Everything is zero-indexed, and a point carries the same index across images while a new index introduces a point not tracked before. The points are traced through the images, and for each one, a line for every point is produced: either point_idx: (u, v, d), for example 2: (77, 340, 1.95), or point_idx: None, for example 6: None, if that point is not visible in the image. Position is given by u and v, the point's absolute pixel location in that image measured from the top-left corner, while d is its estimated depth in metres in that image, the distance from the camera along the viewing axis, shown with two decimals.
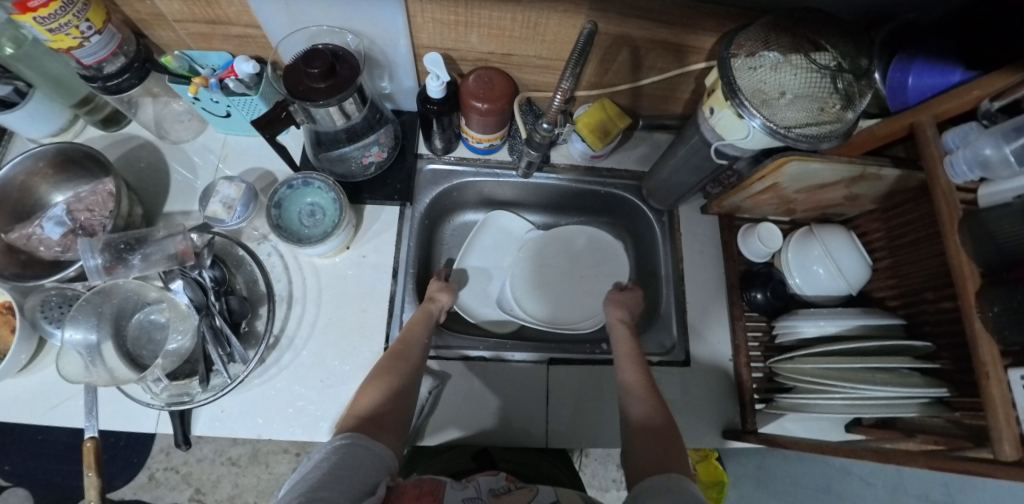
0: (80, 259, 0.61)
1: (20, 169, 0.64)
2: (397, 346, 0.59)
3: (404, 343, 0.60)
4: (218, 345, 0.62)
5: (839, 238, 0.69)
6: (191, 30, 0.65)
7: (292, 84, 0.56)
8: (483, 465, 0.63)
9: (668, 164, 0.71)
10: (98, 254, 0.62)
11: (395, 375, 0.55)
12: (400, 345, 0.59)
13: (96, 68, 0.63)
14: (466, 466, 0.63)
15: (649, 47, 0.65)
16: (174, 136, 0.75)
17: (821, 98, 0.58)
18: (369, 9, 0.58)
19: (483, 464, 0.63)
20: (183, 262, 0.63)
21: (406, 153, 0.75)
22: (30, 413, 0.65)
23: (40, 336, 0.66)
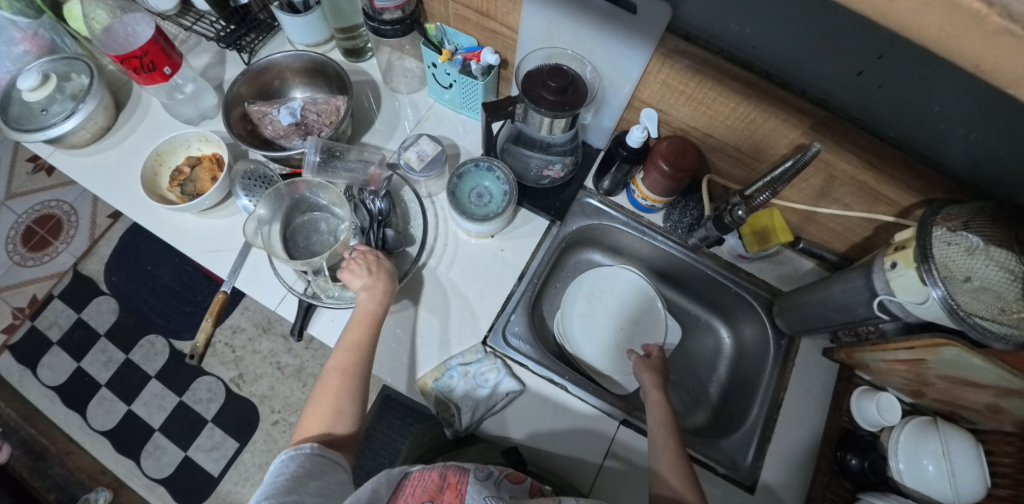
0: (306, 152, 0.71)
1: (286, 61, 0.78)
2: (343, 354, 0.60)
3: (349, 347, 0.60)
4: None
5: (964, 444, 0.65)
6: (458, 12, 0.76)
7: (528, 87, 0.65)
8: (513, 462, 0.63)
9: (817, 295, 0.71)
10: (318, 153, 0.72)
11: (344, 396, 0.57)
12: (347, 356, 0.60)
13: (378, 12, 0.74)
14: (495, 459, 0.63)
15: (845, 181, 0.67)
16: (394, 85, 0.86)
17: (1008, 300, 0.56)
18: (616, 52, 0.66)
19: (513, 461, 0.63)
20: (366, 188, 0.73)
21: (573, 183, 0.81)
22: (192, 248, 0.76)
23: (228, 192, 0.78)
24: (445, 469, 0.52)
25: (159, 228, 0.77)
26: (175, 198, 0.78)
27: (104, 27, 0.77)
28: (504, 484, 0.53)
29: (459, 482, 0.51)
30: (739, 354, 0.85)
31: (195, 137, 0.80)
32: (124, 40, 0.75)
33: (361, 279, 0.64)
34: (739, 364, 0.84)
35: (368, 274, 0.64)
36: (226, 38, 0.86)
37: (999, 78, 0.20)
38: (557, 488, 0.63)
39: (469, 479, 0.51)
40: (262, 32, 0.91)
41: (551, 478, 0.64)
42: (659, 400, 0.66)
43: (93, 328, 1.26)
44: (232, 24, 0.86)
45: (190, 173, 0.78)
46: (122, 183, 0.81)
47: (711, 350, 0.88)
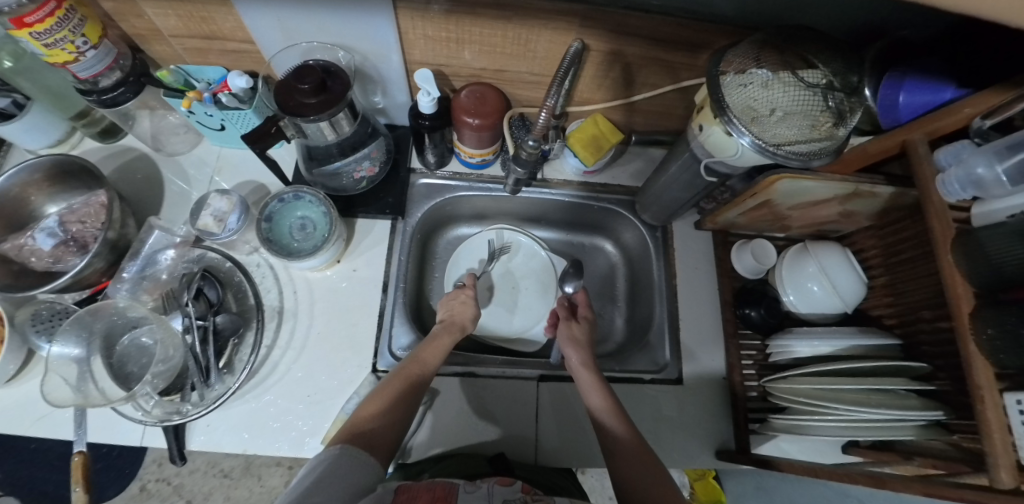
0: (118, 294, 0.65)
1: (18, 179, 0.65)
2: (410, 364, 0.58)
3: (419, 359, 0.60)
4: (201, 363, 0.62)
5: (834, 254, 0.68)
6: (187, 46, 0.66)
7: (283, 99, 0.57)
8: (499, 468, 0.60)
9: (662, 181, 0.70)
10: (123, 288, 0.66)
11: (393, 410, 0.53)
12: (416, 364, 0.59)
13: (92, 82, 0.63)
14: (481, 469, 0.59)
15: (640, 63, 0.65)
16: (170, 148, 0.76)
17: (812, 115, 0.57)
18: (362, 25, 0.59)
19: (499, 469, 0.60)
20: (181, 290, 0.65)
21: (399, 168, 0.75)
22: (21, 424, 0.64)
23: (30, 348, 0.66)
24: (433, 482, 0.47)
25: None
26: None
27: None
28: (496, 491, 0.48)
29: (450, 493, 0.46)
30: (629, 261, 0.85)
31: None
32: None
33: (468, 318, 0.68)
34: (632, 269, 0.85)
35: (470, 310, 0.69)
36: None
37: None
38: (546, 488, 0.60)
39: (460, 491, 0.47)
40: None
41: (537, 478, 0.61)
42: (590, 378, 0.61)
43: None
44: None
45: None
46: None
47: (607, 268, 0.87)
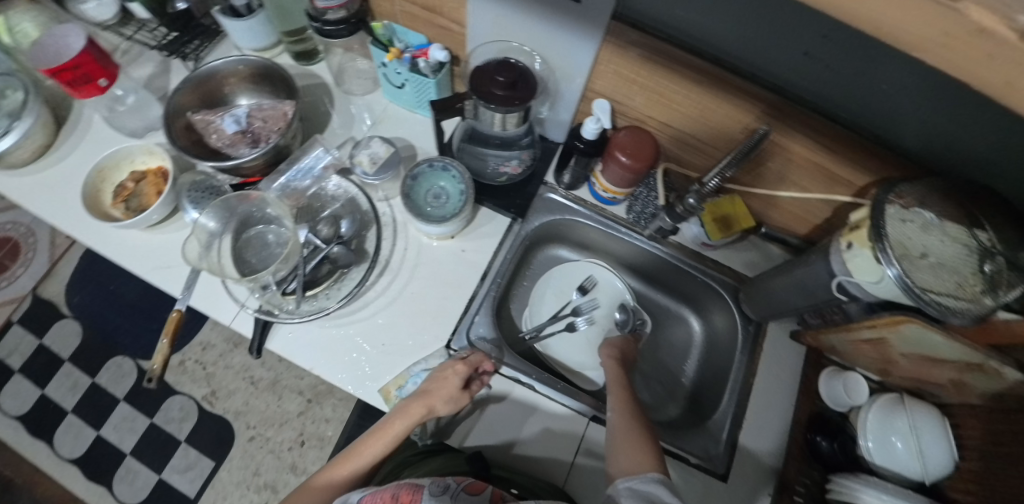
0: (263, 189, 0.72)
1: (227, 68, 0.75)
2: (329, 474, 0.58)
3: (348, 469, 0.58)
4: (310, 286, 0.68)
5: (927, 419, 0.66)
6: (406, 10, 0.73)
7: (476, 83, 0.62)
8: (477, 469, 0.59)
9: (781, 280, 0.70)
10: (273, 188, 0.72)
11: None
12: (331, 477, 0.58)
13: (321, 12, 0.71)
14: (458, 468, 0.59)
15: (801, 165, 0.66)
16: (348, 87, 0.84)
17: (964, 274, 0.55)
18: (566, 43, 0.64)
19: (477, 469, 0.59)
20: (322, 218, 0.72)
21: (534, 178, 0.78)
22: (142, 266, 0.73)
23: (176, 206, 0.75)
24: (399, 488, 0.52)
25: (105, 246, 0.74)
26: (120, 215, 0.75)
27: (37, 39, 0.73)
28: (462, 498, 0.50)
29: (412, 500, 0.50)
30: (710, 342, 0.85)
31: (140, 150, 0.77)
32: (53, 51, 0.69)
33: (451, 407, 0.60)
34: (711, 353, 0.84)
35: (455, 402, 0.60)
36: (168, 45, 0.84)
37: (903, 39, 0.18)
38: (523, 491, 0.59)
39: (423, 497, 0.51)
40: (207, 38, 0.87)
41: (517, 480, 0.61)
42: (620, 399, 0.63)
43: (56, 354, 1.21)
44: (175, 30, 0.85)
45: (136, 188, 0.75)
46: (66, 204, 0.77)
47: (683, 341, 0.87)
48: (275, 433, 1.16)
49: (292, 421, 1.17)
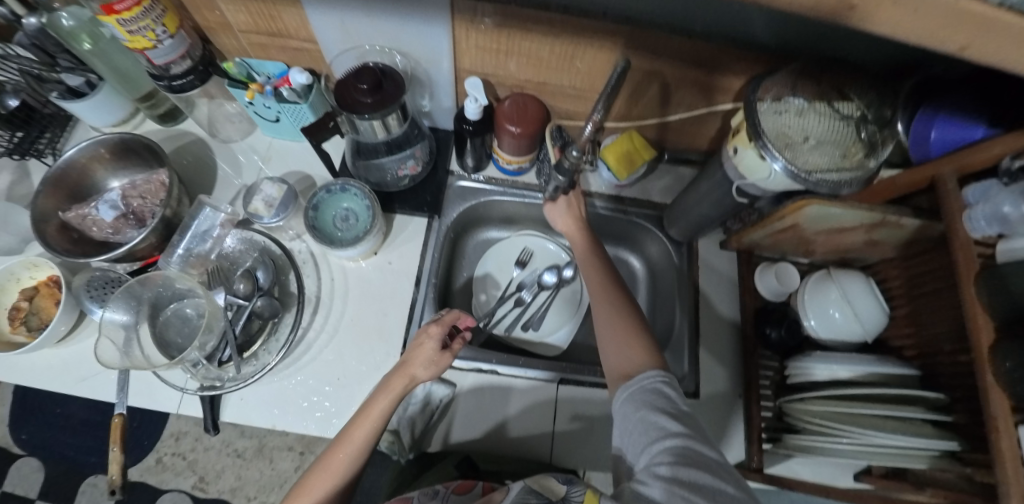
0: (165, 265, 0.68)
1: (85, 153, 0.70)
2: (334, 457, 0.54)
3: (348, 449, 0.54)
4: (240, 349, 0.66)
5: (857, 283, 0.71)
6: (252, 40, 0.69)
7: (341, 95, 0.59)
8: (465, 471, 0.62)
9: (692, 198, 0.73)
10: (174, 260, 0.69)
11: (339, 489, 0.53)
12: (335, 463, 0.54)
13: (164, 68, 0.66)
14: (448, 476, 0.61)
15: (679, 85, 0.68)
16: (224, 135, 0.80)
17: (844, 145, 0.59)
18: (419, 32, 0.62)
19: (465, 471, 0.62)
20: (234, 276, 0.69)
21: (439, 169, 0.78)
22: (66, 383, 0.68)
23: (81, 310, 0.70)
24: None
25: (18, 375, 0.68)
26: (25, 338, 0.70)
27: None
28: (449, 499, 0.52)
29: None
30: (652, 274, 0.88)
31: (22, 266, 0.70)
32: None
33: (428, 372, 0.59)
34: (656, 283, 0.87)
35: (436, 364, 0.59)
36: (17, 146, 0.75)
37: None
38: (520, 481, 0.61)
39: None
40: (59, 126, 0.80)
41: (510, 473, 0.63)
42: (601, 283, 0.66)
43: (22, 496, 1.14)
44: (19, 128, 0.75)
45: (31, 306, 0.70)
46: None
47: (628, 279, 0.90)
48: (278, 497, 1.14)
49: (292, 478, 1.15)
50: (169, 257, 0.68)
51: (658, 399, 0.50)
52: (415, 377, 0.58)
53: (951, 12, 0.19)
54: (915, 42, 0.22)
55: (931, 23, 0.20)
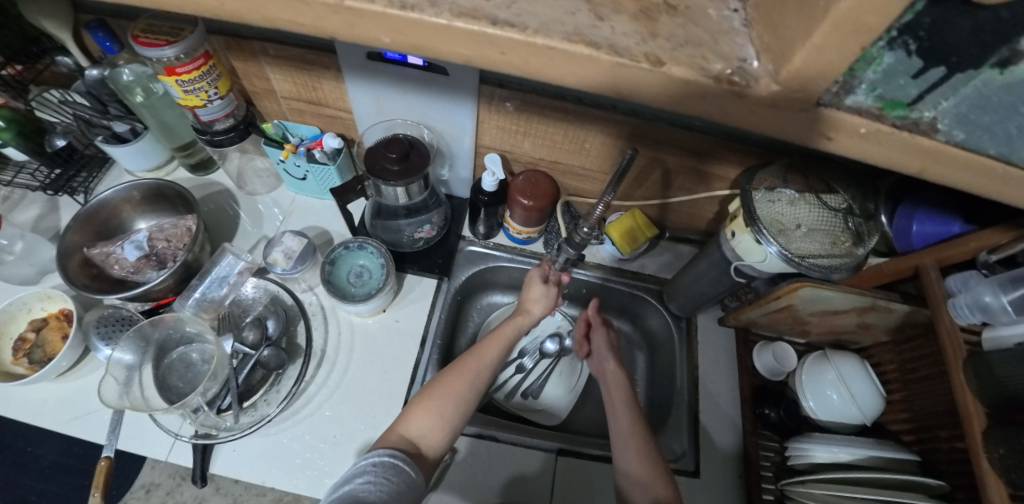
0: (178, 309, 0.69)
1: (118, 195, 0.73)
2: (455, 375, 0.61)
3: (470, 368, 0.63)
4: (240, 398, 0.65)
5: (851, 366, 0.73)
6: (292, 106, 0.76)
7: (371, 162, 0.64)
8: None
9: (691, 274, 0.76)
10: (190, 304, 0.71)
11: (457, 400, 0.59)
12: (460, 379, 0.61)
13: (208, 124, 0.72)
14: None
15: (679, 171, 0.74)
16: (250, 188, 0.84)
17: (834, 233, 0.63)
18: (447, 111, 0.69)
19: None
20: (243, 324, 0.70)
21: (451, 235, 0.82)
22: (57, 420, 0.67)
23: (86, 346, 0.70)
24: None
25: (9, 409, 0.67)
26: (24, 370, 0.69)
27: None
28: None
29: None
30: (652, 347, 0.89)
31: (36, 296, 0.72)
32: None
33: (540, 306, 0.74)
34: (655, 356, 0.88)
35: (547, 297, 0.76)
36: (53, 182, 0.79)
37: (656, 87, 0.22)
38: None
39: None
40: (95, 167, 0.84)
41: None
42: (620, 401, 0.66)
43: None
44: (58, 166, 0.80)
45: (37, 338, 0.70)
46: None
47: (627, 350, 0.91)
48: None
49: None
50: (185, 302, 0.70)
51: None
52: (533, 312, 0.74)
53: (905, 146, 0.24)
54: (879, 165, 0.26)
55: (888, 155, 0.26)
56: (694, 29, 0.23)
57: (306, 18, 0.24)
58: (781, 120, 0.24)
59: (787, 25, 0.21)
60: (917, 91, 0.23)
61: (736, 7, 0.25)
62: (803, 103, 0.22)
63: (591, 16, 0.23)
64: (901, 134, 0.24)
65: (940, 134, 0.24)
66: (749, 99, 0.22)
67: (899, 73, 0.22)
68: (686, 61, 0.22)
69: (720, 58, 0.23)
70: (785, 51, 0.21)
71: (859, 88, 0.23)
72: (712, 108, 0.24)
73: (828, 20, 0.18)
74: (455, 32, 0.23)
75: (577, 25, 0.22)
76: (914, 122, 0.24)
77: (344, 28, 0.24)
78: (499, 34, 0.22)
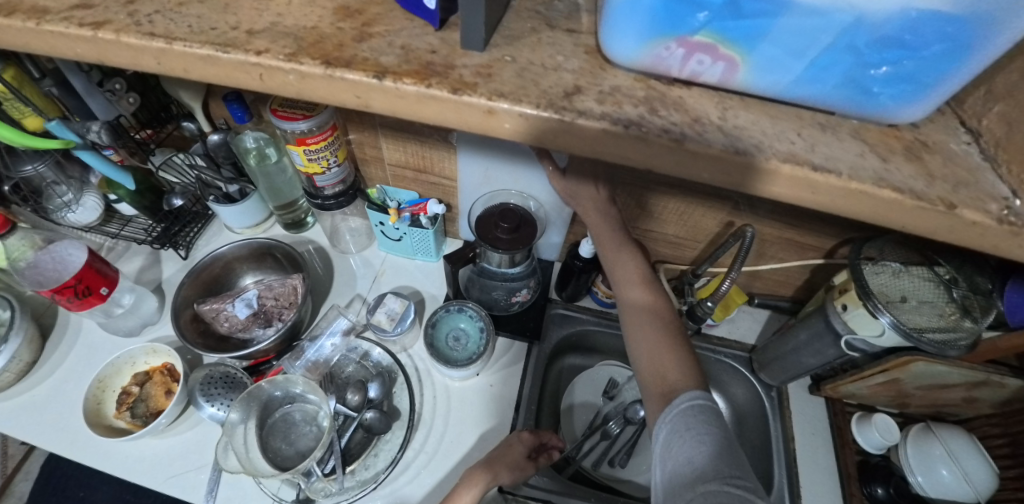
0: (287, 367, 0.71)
1: (231, 253, 0.77)
2: None
3: None
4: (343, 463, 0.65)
5: (961, 441, 0.71)
6: (396, 173, 0.80)
7: (482, 230, 0.67)
8: None
9: (788, 344, 0.75)
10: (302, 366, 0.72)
11: None
12: None
13: (320, 189, 0.75)
14: None
15: (775, 241, 0.75)
16: (343, 246, 0.88)
17: (940, 305, 0.62)
18: (552, 184, 0.72)
19: None
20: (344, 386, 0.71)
21: (540, 299, 0.83)
22: (155, 478, 0.66)
23: (188, 403, 0.70)
24: None
25: (110, 464, 0.66)
26: (126, 424, 0.69)
27: (29, 261, 0.70)
28: None
29: None
30: (740, 417, 0.87)
31: (142, 351, 0.73)
32: (57, 270, 0.69)
33: (511, 473, 0.63)
34: (745, 428, 0.85)
35: (527, 442, 0.66)
36: (160, 237, 0.83)
37: None
38: None
39: None
40: (197, 223, 0.88)
41: None
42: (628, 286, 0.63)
43: None
44: (164, 222, 0.84)
45: (141, 392, 0.70)
46: (58, 418, 0.69)
47: None
48: None
49: None
50: (294, 360, 0.72)
51: (702, 414, 0.47)
52: (496, 468, 0.62)
53: None
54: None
55: None
56: (962, 169, 0.28)
57: (615, 147, 0.28)
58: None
59: None
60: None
61: (968, 140, 0.29)
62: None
63: (879, 160, 0.27)
64: None
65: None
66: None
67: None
68: (969, 202, 0.26)
69: (991, 199, 0.26)
70: None
71: None
72: (977, 237, 0.27)
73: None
74: (774, 173, 0.27)
75: (877, 171, 0.26)
76: None
77: (677, 166, 0.28)
78: (823, 181, 0.26)
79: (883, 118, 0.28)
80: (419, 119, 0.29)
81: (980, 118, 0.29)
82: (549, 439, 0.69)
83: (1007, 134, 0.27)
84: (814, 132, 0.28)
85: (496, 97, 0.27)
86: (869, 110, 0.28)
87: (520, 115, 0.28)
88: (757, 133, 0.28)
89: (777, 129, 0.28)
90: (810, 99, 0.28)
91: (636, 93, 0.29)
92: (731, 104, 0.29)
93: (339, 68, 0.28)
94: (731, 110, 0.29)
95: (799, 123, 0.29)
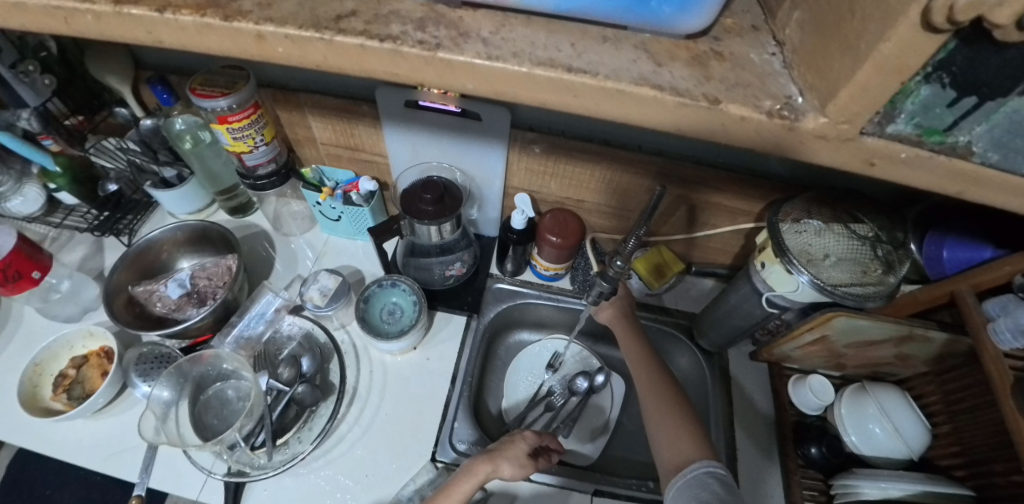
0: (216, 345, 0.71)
1: (165, 237, 0.77)
2: None
3: None
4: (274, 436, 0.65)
5: (894, 399, 0.72)
6: (330, 152, 0.81)
7: (407, 205, 0.67)
8: None
9: (721, 309, 0.76)
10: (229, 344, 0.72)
11: None
12: None
13: (252, 170, 0.76)
14: None
15: (705, 207, 0.75)
16: (286, 229, 0.88)
17: (864, 262, 0.61)
18: (477, 156, 0.72)
19: None
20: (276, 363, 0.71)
21: (479, 273, 0.84)
22: (91, 458, 0.66)
23: (124, 383, 0.71)
24: None
25: (46, 446, 0.67)
26: (63, 406, 0.70)
27: None
28: None
29: None
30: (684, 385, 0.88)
31: (79, 335, 0.74)
32: None
33: (512, 468, 0.61)
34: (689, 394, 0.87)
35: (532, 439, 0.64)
36: (101, 224, 0.84)
37: None
38: None
39: None
40: (139, 211, 0.88)
41: None
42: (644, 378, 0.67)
43: None
44: (107, 210, 0.85)
45: (78, 374, 0.71)
46: None
47: None
48: None
49: None
50: (224, 338, 0.73)
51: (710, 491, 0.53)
52: (495, 459, 0.60)
53: (944, 171, 0.26)
54: (920, 188, 0.28)
55: (931, 179, 0.27)
56: (745, 74, 0.28)
57: (402, 69, 0.28)
58: (829, 150, 0.27)
59: (832, 69, 0.24)
60: (953, 119, 0.24)
61: (775, 51, 0.30)
62: (847, 133, 0.25)
63: (652, 63, 0.28)
64: (939, 158, 0.25)
65: (976, 157, 0.25)
66: (800, 132, 0.26)
67: (935, 104, 0.24)
68: (739, 99, 0.26)
69: (769, 96, 0.27)
70: (832, 89, 0.24)
71: (899, 118, 0.25)
72: (765, 144, 0.27)
73: (869, 61, 0.21)
74: (534, 79, 0.27)
75: (642, 72, 0.27)
76: (951, 147, 0.25)
77: (434, 78, 0.28)
78: (575, 80, 0.26)
79: (667, 29, 0.29)
80: (210, 52, 0.30)
81: (785, 27, 0.29)
82: (549, 441, 0.66)
83: (800, 41, 0.27)
84: (590, 42, 0.28)
85: (263, 21, 0.28)
86: (652, 19, 0.28)
87: (284, 37, 0.28)
88: (521, 46, 0.28)
89: (549, 40, 0.28)
90: (590, 9, 0.28)
91: (413, 15, 0.29)
92: (512, 21, 0.29)
93: (128, 4, 0.29)
94: (507, 26, 0.29)
95: (578, 36, 0.29)
